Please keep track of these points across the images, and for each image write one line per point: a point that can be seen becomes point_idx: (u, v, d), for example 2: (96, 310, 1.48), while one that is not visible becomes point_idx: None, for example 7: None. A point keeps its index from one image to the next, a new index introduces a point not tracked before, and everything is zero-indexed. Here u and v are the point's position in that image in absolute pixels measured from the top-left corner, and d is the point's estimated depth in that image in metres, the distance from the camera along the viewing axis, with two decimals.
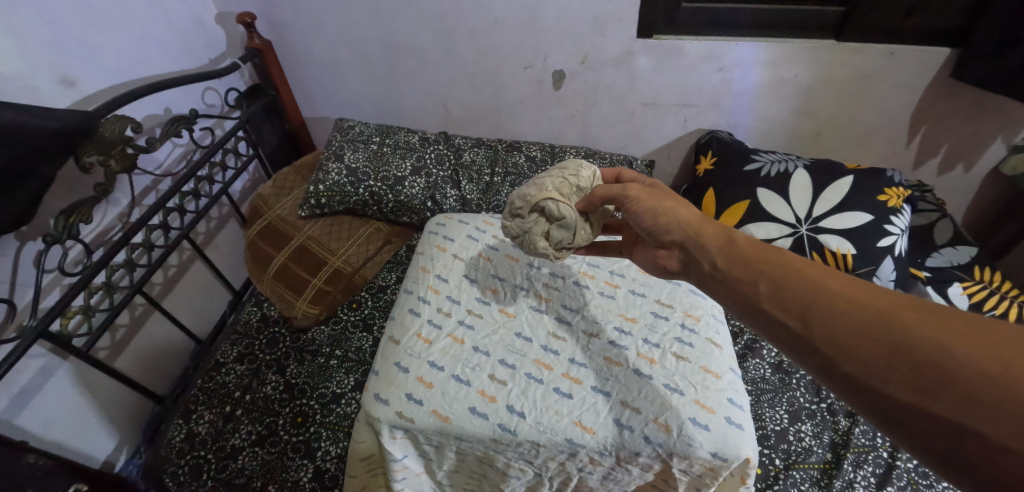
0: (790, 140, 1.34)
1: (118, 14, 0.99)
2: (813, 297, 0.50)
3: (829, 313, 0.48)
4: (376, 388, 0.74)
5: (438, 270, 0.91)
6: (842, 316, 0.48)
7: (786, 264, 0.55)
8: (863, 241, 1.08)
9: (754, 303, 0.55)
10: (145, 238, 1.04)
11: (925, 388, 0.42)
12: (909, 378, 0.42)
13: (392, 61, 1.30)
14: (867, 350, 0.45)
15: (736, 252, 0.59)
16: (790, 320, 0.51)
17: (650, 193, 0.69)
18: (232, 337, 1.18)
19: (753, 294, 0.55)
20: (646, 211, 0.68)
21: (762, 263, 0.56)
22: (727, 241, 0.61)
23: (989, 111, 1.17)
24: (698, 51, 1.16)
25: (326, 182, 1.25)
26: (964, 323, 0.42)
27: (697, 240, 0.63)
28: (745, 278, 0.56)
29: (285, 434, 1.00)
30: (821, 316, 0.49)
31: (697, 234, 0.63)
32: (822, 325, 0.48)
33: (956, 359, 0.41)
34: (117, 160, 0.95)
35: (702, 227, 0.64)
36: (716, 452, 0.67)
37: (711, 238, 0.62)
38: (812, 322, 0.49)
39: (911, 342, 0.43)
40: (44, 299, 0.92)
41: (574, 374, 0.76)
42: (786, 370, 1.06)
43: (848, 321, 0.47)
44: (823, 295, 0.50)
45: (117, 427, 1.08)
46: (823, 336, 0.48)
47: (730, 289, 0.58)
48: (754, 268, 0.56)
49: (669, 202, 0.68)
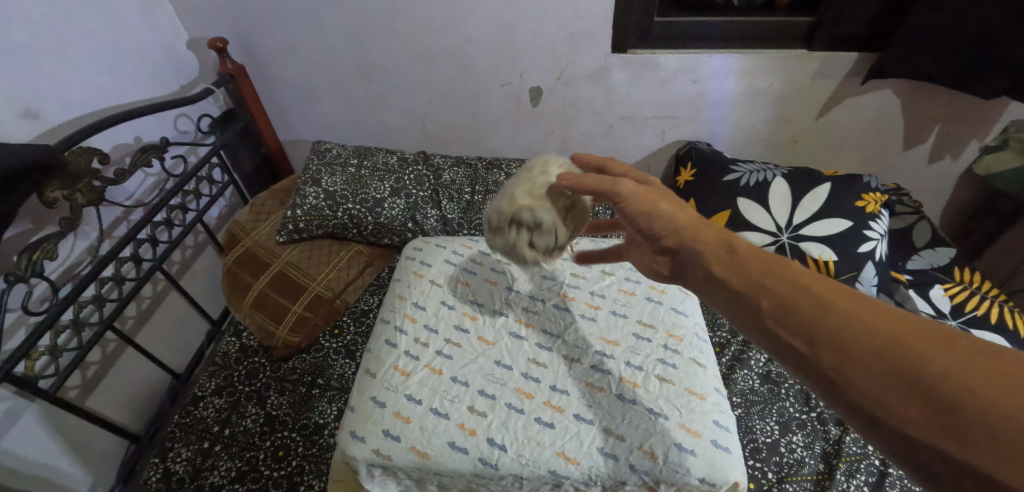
0: (768, 148, 1.35)
1: (83, 42, 0.97)
2: (817, 315, 0.48)
3: (839, 336, 0.46)
4: (352, 425, 0.72)
5: (416, 297, 0.89)
6: (853, 340, 0.45)
7: (790, 278, 0.52)
8: (843, 247, 1.08)
9: (757, 319, 0.52)
10: (116, 271, 1.00)
11: (937, 425, 0.39)
12: (922, 411, 0.40)
13: (368, 82, 1.29)
14: (877, 379, 0.42)
15: (737, 262, 0.57)
16: (796, 340, 0.48)
17: (647, 193, 0.66)
18: (211, 369, 1.14)
19: (754, 308, 0.53)
20: (639, 213, 0.65)
21: (765, 275, 0.54)
22: (728, 252, 0.58)
23: (960, 111, 1.20)
24: (673, 64, 1.17)
25: (303, 206, 1.22)
26: (986, 359, 0.39)
27: (693, 246, 0.61)
28: (750, 292, 0.54)
29: (265, 469, 0.97)
30: (829, 337, 0.46)
31: (694, 241, 0.61)
32: (830, 348, 0.46)
33: (971, 398, 0.38)
34: (84, 194, 0.92)
35: (699, 234, 0.61)
36: (704, 477, 0.66)
37: (711, 247, 0.60)
38: (820, 344, 0.46)
39: (927, 373, 0.40)
40: (9, 340, 0.88)
41: (556, 402, 0.74)
42: (774, 379, 1.06)
43: (857, 346, 0.44)
44: (829, 314, 0.47)
45: (89, 469, 1.03)
46: (832, 359, 0.45)
47: (729, 300, 0.56)
48: (755, 280, 0.54)
49: (664, 205, 0.65)
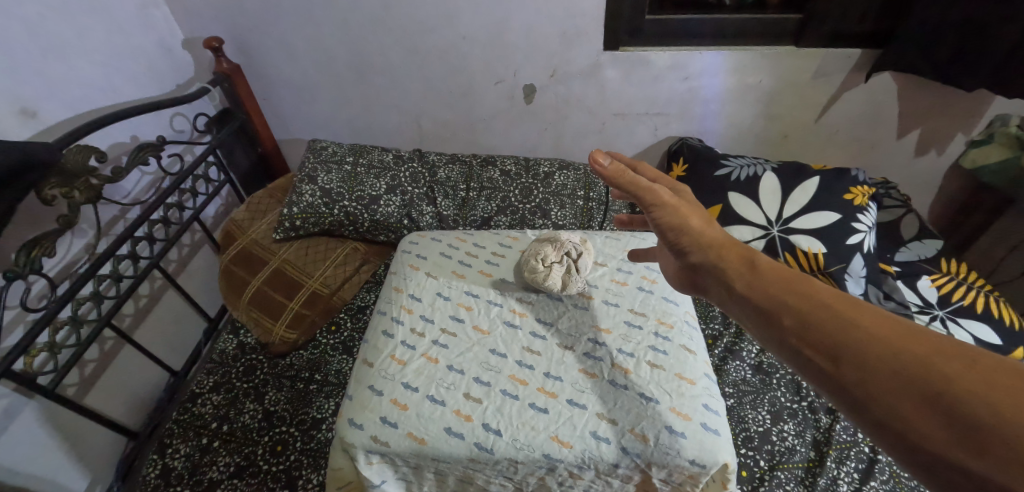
0: (759, 143, 1.38)
1: (80, 42, 0.98)
2: (837, 328, 0.46)
3: (860, 349, 0.44)
4: (349, 413, 0.73)
5: (412, 289, 0.90)
6: (873, 355, 0.43)
7: (809, 293, 0.51)
8: (832, 239, 1.10)
9: (777, 335, 0.51)
10: (114, 268, 1.01)
11: (961, 444, 0.38)
12: (947, 429, 0.38)
13: (363, 81, 1.30)
14: (902, 395, 0.41)
15: (759, 278, 0.56)
16: (817, 355, 0.47)
17: (679, 204, 0.66)
18: (208, 366, 1.15)
19: (775, 324, 0.51)
20: (670, 228, 0.66)
21: (785, 291, 0.53)
22: (750, 269, 0.58)
23: (945, 106, 1.23)
24: (664, 61, 1.19)
25: (300, 204, 1.22)
26: (1013, 378, 0.38)
27: (718, 265, 0.61)
28: (770, 308, 0.53)
29: (264, 464, 0.97)
30: (849, 351, 0.45)
31: (717, 259, 0.61)
32: (853, 363, 0.44)
33: (995, 416, 0.37)
34: (81, 191, 0.92)
35: (724, 251, 0.62)
36: (694, 459, 0.68)
37: (733, 265, 0.60)
38: (842, 360, 0.45)
39: (950, 391, 0.39)
40: (6, 338, 0.88)
41: (550, 389, 0.75)
42: (766, 370, 1.07)
43: (879, 360, 0.43)
44: (849, 329, 0.46)
45: (88, 466, 1.04)
46: (856, 376, 0.43)
47: (750, 314, 0.55)
48: (775, 296, 0.53)
49: (697, 221, 0.65)
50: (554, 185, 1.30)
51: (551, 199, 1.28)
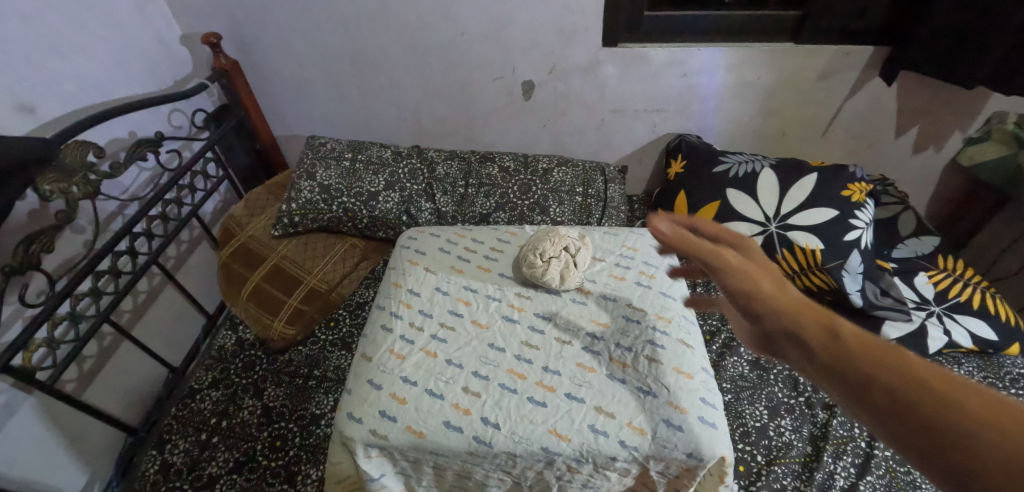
0: (757, 140, 1.38)
1: (78, 38, 0.98)
2: (941, 410, 0.36)
3: (979, 441, 0.34)
4: (348, 407, 0.73)
5: (411, 283, 0.91)
6: (996, 449, 0.33)
7: (928, 381, 0.37)
8: (830, 236, 1.11)
9: (861, 411, 0.39)
10: (112, 264, 1.00)
11: None
12: None
13: (362, 76, 1.30)
14: None
15: (837, 342, 0.43)
16: (917, 440, 0.36)
17: (747, 266, 0.52)
18: (207, 362, 1.15)
19: (854, 392, 0.40)
20: (726, 279, 0.52)
21: (869, 352, 0.41)
22: (824, 326, 0.45)
23: (943, 103, 1.23)
24: (662, 58, 1.19)
25: (299, 200, 1.22)
26: None
27: (780, 319, 0.48)
28: (886, 399, 0.38)
29: (264, 459, 0.98)
30: (963, 442, 0.34)
31: (786, 313, 0.48)
32: (971, 459, 0.34)
33: None
34: (80, 187, 0.91)
35: (787, 301, 0.49)
36: (691, 452, 0.68)
37: (801, 319, 0.47)
38: (953, 452, 0.34)
39: None
40: (5, 333, 0.88)
41: (548, 382, 0.75)
42: (763, 366, 1.08)
43: (1003, 456, 0.33)
44: (961, 415, 0.35)
45: (87, 462, 1.04)
46: (977, 477, 0.33)
47: (823, 382, 0.43)
48: (856, 359, 0.41)
49: (768, 283, 0.51)
50: (553, 182, 1.30)
51: (550, 195, 1.28)
